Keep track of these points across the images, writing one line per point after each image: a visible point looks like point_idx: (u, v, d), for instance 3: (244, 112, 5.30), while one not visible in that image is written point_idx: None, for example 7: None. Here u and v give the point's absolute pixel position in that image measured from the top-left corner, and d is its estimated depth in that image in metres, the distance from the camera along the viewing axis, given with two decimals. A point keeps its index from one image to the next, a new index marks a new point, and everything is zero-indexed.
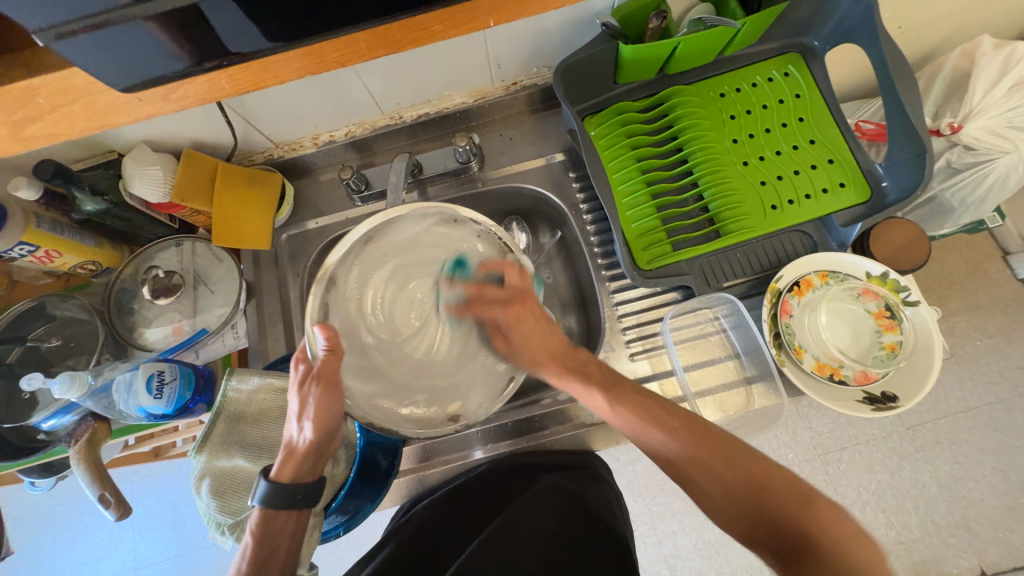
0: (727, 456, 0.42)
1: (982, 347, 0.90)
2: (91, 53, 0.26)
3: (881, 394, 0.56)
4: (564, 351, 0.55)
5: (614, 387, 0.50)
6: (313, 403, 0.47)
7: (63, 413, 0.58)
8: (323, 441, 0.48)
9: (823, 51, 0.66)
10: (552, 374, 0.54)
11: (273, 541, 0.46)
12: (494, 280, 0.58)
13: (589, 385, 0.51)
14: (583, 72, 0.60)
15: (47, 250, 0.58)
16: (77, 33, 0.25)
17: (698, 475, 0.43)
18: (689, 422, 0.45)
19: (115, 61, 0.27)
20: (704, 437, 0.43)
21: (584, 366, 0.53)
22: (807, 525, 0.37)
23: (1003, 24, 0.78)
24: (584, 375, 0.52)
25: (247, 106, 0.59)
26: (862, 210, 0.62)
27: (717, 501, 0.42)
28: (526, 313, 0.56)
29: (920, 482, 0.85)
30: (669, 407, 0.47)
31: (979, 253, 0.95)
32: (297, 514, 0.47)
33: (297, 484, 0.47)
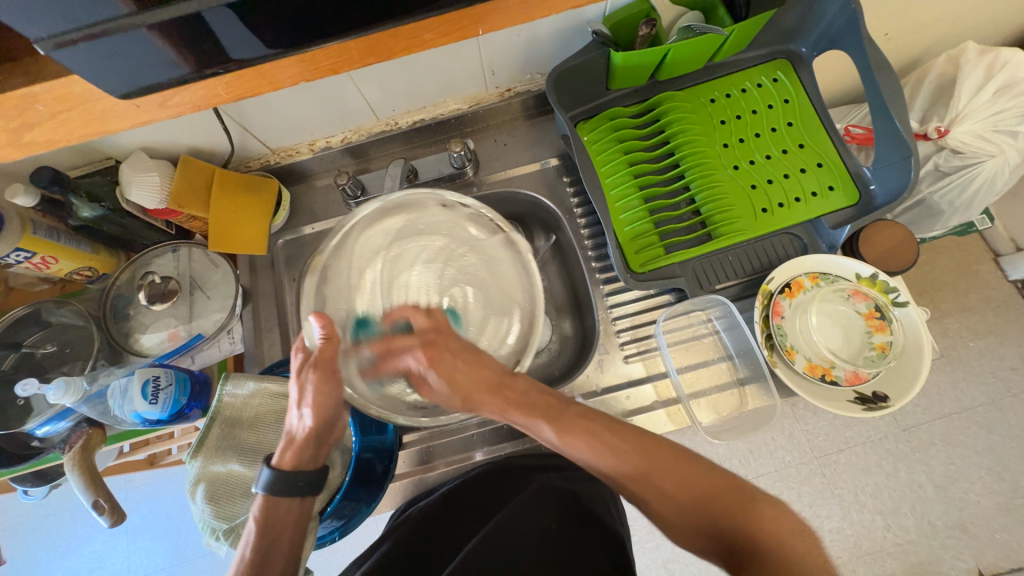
0: (666, 474, 0.43)
1: (974, 348, 0.91)
2: (93, 60, 0.29)
3: (872, 393, 0.57)
4: (499, 381, 0.51)
5: (562, 405, 0.49)
6: (315, 390, 0.48)
7: (58, 419, 0.58)
8: (324, 428, 0.48)
9: (811, 57, 0.67)
10: (495, 407, 0.51)
11: (276, 528, 0.45)
12: (402, 330, 0.56)
13: (530, 414, 0.49)
14: (576, 79, 0.61)
15: (44, 256, 0.58)
16: (78, 42, 0.27)
17: (645, 495, 0.44)
18: (640, 444, 0.45)
19: (116, 67, 0.29)
20: (653, 458, 0.44)
21: (525, 396, 0.50)
22: (743, 530, 0.39)
23: (987, 30, 0.80)
24: (527, 404, 0.49)
25: (244, 113, 0.60)
26: (851, 212, 0.63)
27: (670, 519, 0.42)
28: (439, 352, 0.53)
29: (916, 483, 0.85)
30: (619, 430, 0.46)
31: (969, 255, 0.96)
32: (300, 501, 0.47)
33: (299, 472, 0.47)
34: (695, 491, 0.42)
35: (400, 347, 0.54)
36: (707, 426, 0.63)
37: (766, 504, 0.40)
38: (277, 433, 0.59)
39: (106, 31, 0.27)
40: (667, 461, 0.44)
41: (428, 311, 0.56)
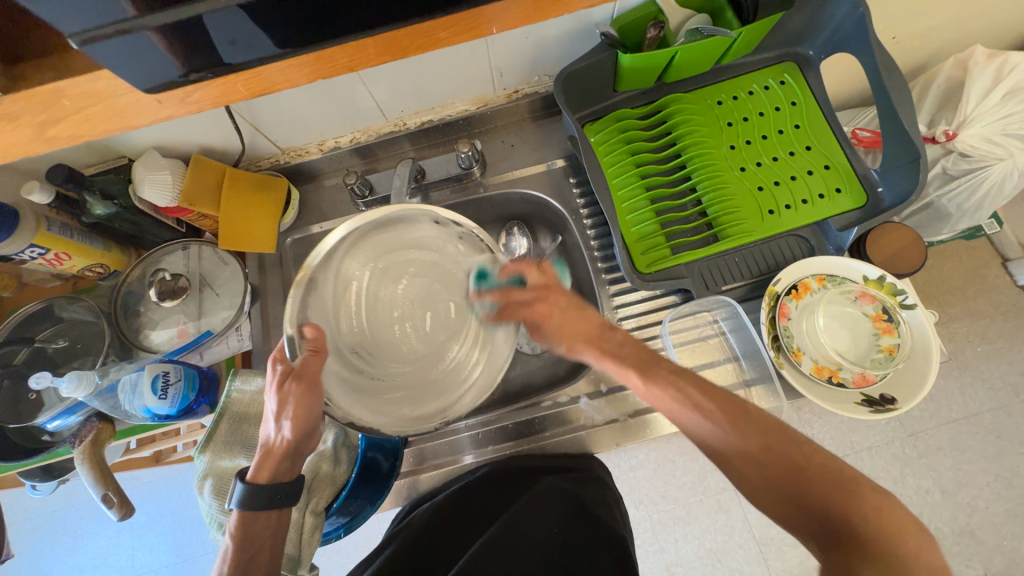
0: (764, 439, 0.40)
1: (983, 353, 0.90)
2: (115, 57, 0.27)
3: (879, 396, 0.56)
4: (600, 330, 0.52)
5: (648, 359, 0.48)
6: (294, 405, 0.46)
7: (68, 414, 0.58)
8: (300, 440, 0.48)
9: (818, 60, 0.67)
10: (590, 357, 0.51)
11: (256, 541, 0.46)
12: (516, 283, 0.55)
13: (621, 363, 0.48)
14: (583, 80, 0.62)
15: (57, 252, 0.59)
16: (105, 37, 0.25)
17: (734, 458, 0.40)
18: (732, 406, 0.42)
19: (142, 64, 0.28)
20: (741, 420, 0.41)
21: (620, 347, 0.50)
22: (843, 512, 0.36)
23: (996, 34, 0.79)
24: (624, 354, 0.49)
25: (256, 112, 0.61)
26: (858, 214, 0.63)
27: (756, 485, 0.40)
28: (551, 305, 0.53)
29: (923, 489, 0.84)
30: (706, 388, 0.44)
31: (978, 259, 0.96)
32: (278, 513, 0.48)
33: (277, 485, 0.48)
34: (800, 465, 0.38)
35: (519, 298, 0.55)
36: None
37: (867, 486, 0.36)
38: None
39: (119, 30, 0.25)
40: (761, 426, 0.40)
41: (540, 266, 0.55)
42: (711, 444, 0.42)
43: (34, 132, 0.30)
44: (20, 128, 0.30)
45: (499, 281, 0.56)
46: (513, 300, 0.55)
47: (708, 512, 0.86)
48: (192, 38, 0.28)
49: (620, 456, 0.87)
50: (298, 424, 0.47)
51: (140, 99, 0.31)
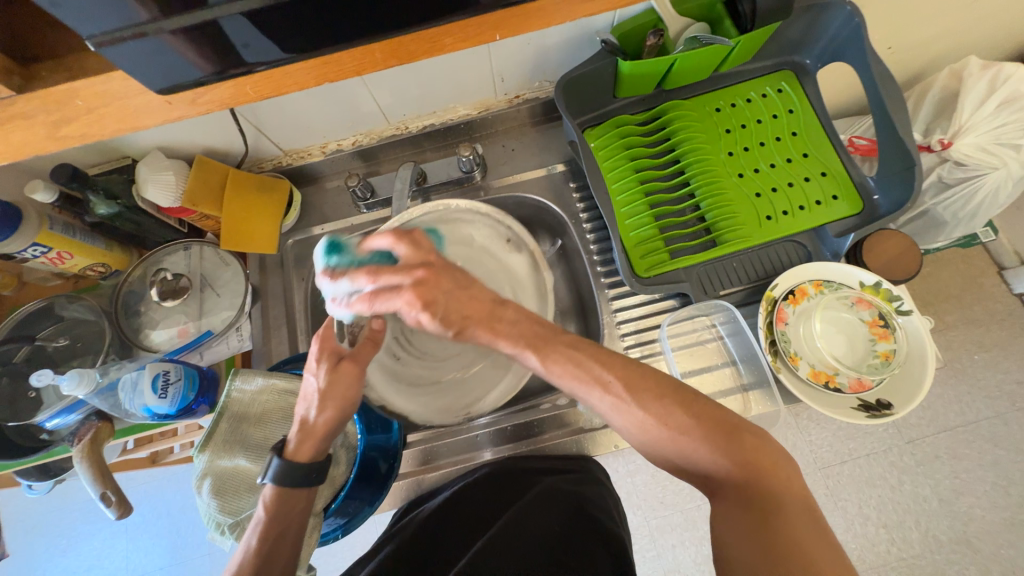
0: (648, 400, 0.41)
1: (979, 361, 0.90)
2: (134, 59, 0.27)
3: (876, 401, 0.57)
4: (491, 308, 0.47)
5: (539, 338, 0.45)
6: (343, 387, 0.47)
7: (68, 412, 0.59)
8: (340, 422, 0.48)
9: (815, 68, 0.68)
10: (484, 339, 0.47)
11: (285, 519, 0.46)
12: (380, 259, 0.48)
13: (516, 342, 0.46)
14: (584, 86, 0.63)
15: (60, 251, 0.59)
16: (127, 39, 0.26)
17: (630, 415, 0.41)
18: (630, 375, 0.42)
19: (156, 66, 0.28)
20: (637, 386, 0.41)
21: (513, 325, 0.46)
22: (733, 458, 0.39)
23: (990, 45, 0.81)
24: (516, 334, 0.46)
25: (259, 114, 0.61)
26: (855, 221, 0.63)
27: (646, 443, 0.42)
28: (432, 284, 0.46)
29: (920, 497, 0.85)
30: (604, 358, 0.43)
31: (974, 268, 0.96)
32: (307, 494, 0.47)
33: (315, 462, 0.46)
34: (686, 423, 0.40)
35: (387, 275, 0.46)
36: None
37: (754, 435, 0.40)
38: (283, 430, 0.59)
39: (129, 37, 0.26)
40: (650, 390, 0.41)
41: (411, 237, 0.48)
42: (610, 414, 0.42)
43: (46, 131, 0.30)
44: (34, 128, 0.30)
45: (359, 257, 0.48)
46: (379, 273, 0.46)
47: (705, 517, 0.86)
48: (205, 42, 0.28)
49: (618, 461, 0.87)
50: (344, 405, 0.47)
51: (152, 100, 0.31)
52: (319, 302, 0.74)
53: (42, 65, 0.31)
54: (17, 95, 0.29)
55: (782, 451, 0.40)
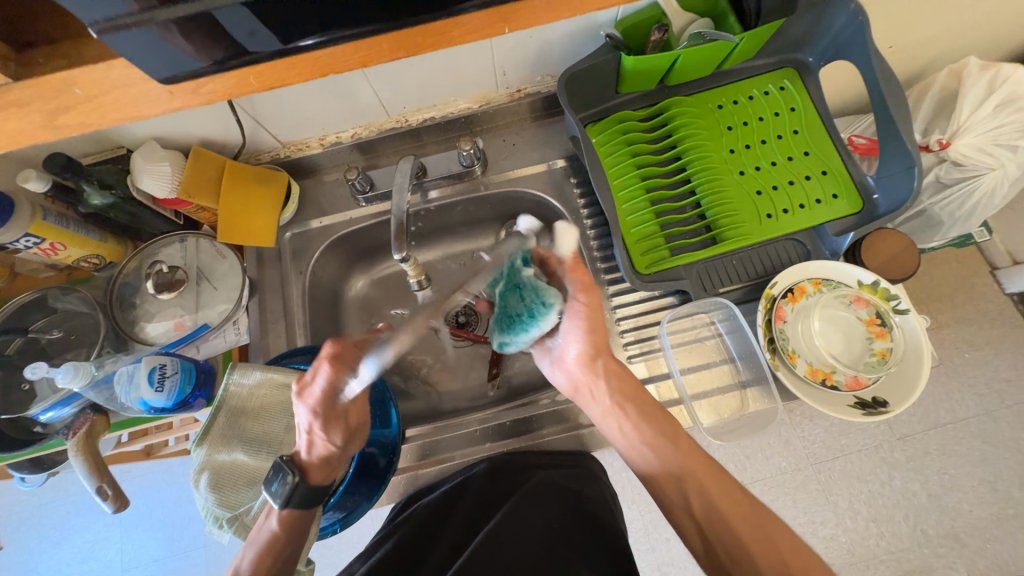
0: (756, 522, 0.47)
1: (970, 359, 0.92)
2: (135, 47, 0.26)
3: (872, 399, 0.57)
4: (620, 368, 0.55)
5: (665, 433, 0.52)
6: (330, 404, 0.51)
7: (62, 405, 0.58)
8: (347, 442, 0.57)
9: (817, 67, 0.68)
10: (621, 395, 0.54)
11: (295, 533, 0.50)
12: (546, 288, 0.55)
13: (653, 418, 0.54)
14: (587, 81, 0.62)
15: (52, 242, 0.58)
16: (129, 27, 0.25)
17: (728, 523, 0.47)
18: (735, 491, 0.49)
19: (157, 55, 0.27)
20: (738, 513, 0.47)
21: (641, 398, 0.55)
22: None
23: (990, 45, 0.81)
24: (654, 415, 0.54)
25: (258, 105, 0.61)
26: (854, 220, 0.64)
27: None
28: (596, 330, 0.53)
29: (910, 492, 0.86)
30: (717, 473, 0.50)
31: (967, 267, 0.98)
32: (304, 516, 0.51)
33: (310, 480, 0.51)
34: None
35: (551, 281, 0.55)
36: (707, 427, 0.64)
37: None
38: (282, 424, 0.59)
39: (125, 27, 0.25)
40: (748, 513, 0.47)
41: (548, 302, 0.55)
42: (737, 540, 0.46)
43: (44, 119, 0.29)
44: (29, 116, 0.29)
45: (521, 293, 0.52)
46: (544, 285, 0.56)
47: None
48: (204, 31, 0.27)
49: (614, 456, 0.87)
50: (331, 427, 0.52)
51: (152, 88, 0.30)
52: (316, 296, 0.74)
53: (37, 51, 0.30)
54: (12, 82, 0.28)
55: None
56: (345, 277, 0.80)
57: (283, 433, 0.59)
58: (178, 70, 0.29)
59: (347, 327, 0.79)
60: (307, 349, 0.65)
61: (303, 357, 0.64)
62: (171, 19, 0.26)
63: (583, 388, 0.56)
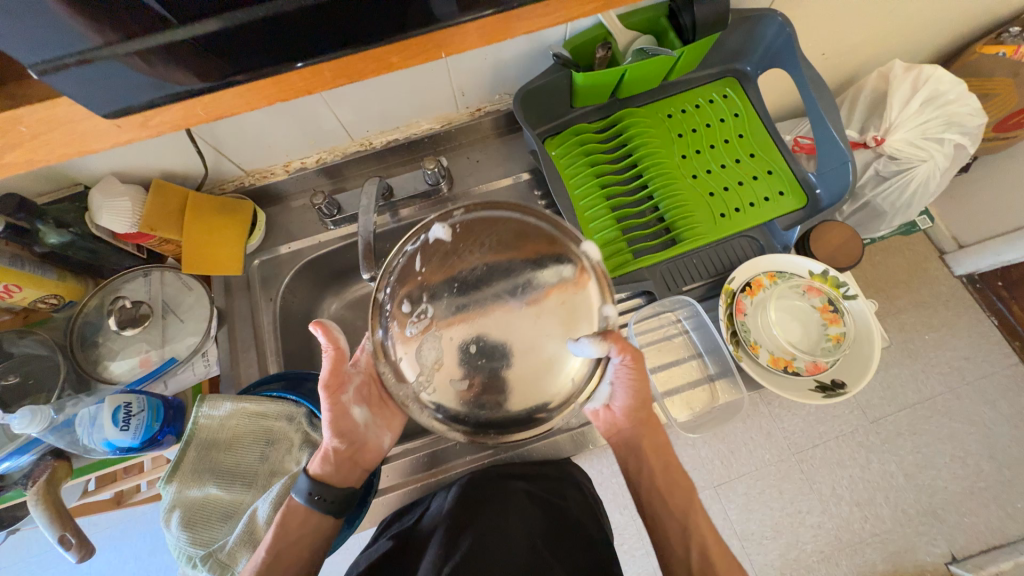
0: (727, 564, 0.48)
1: (929, 340, 0.97)
2: (83, 85, 0.27)
3: (831, 381, 0.60)
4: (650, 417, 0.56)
5: (674, 470, 0.54)
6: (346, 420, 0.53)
7: (19, 453, 0.56)
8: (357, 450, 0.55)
9: (755, 75, 0.73)
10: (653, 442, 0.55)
11: (299, 529, 0.50)
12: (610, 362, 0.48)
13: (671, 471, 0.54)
14: (541, 97, 0.65)
15: (7, 284, 0.57)
16: (71, 66, 0.26)
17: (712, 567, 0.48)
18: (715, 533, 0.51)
19: (107, 90, 0.28)
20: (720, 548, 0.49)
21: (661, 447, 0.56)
22: None
23: (911, 49, 0.88)
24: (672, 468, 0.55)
25: (218, 135, 0.61)
26: (801, 214, 0.68)
27: None
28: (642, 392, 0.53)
29: (888, 473, 0.89)
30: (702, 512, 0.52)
31: (918, 254, 1.04)
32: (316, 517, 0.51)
33: (321, 487, 0.51)
34: None
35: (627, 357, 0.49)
36: (682, 421, 0.66)
37: None
38: (256, 454, 0.58)
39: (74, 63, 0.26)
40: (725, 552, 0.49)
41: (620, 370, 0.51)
42: None
43: None
44: None
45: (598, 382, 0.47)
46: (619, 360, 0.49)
47: None
48: (152, 64, 0.28)
49: (602, 462, 0.88)
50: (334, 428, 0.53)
51: (101, 123, 0.30)
52: (288, 322, 0.73)
53: None
54: None
55: None
56: (318, 301, 0.80)
57: (256, 463, 0.57)
58: (129, 103, 0.30)
59: (322, 351, 0.79)
60: (281, 375, 0.64)
61: (276, 384, 0.63)
62: (116, 55, 0.26)
63: (617, 435, 0.57)
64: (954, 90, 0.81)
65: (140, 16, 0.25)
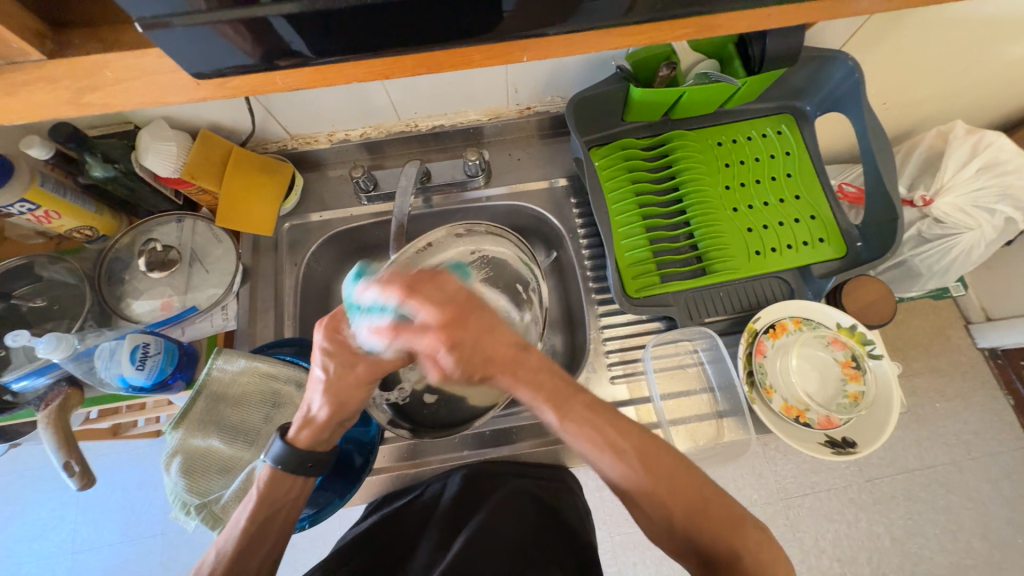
0: (649, 470, 0.43)
1: (940, 409, 0.94)
2: (179, 44, 0.28)
3: (841, 438, 0.59)
4: (508, 356, 0.46)
5: (546, 376, 0.46)
6: (343, 395, 0.47)
7: (37, 375, 0.56)
8: (343, 417, 0.49)
9: (814, 115, 0.71)
10: (506, 381, 0.46)
11: (275, 504, 0.46)
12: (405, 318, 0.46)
13: (535, 393, 0.45)
14: (595, 106, 0.64)
15: (48, 210, 0.58)
16: (172, 24, 0.26)
17: (641, 504, 0.43)
18: (642, 449, 0.43)
19: (198, 52, 0.28)
20: (602, 429, 0.44)
21: (535, 374, 0.46)
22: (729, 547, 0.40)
23: (976, 112, 0.86)
24: (536, 382, 0.45)
25: (272, 98, 0.61)
26: (837, 264, 0.67)
27: (662, 522, 0.43)
28: (459, 327, 0.45)
29: (875, 534, 0.88)
30: (621, 427, 0.44)
31: (943, 319, 1.02)
32: (302, 481, 0.48)
33: (311, 453, 0.47)
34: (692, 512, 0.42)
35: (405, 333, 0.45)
36: (683, 452, 0.65)
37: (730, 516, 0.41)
38: (260, 414, 0.58)
39: (173, 22, 0.26)
40: (605, 426, 0.44)
41: (422, 294, 0.45)
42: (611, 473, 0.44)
43: (71, 96, 0.30)
44: (56, 91, 0.30)
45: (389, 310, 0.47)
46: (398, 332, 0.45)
47: None
48: (250, 35, 0.28)
49: (589, 475, 0.88)
50: (347, 407, 0.48)
51: (181, 78, 0.31)
52: (308, 289, 0.74)
53: (75, 32, 0.30)
54: (46, 59, 0.29)
55: (745, 517, 0.42)
56: (339, 272, 0.80)
57: (260, 423, 0.58)
58: (216, 67, 0.30)
59: None
60: (294, 340, 0.64)
61: (289, 348, 0.64)
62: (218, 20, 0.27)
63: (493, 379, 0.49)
64: (1013, 161, 0.79)
65: None
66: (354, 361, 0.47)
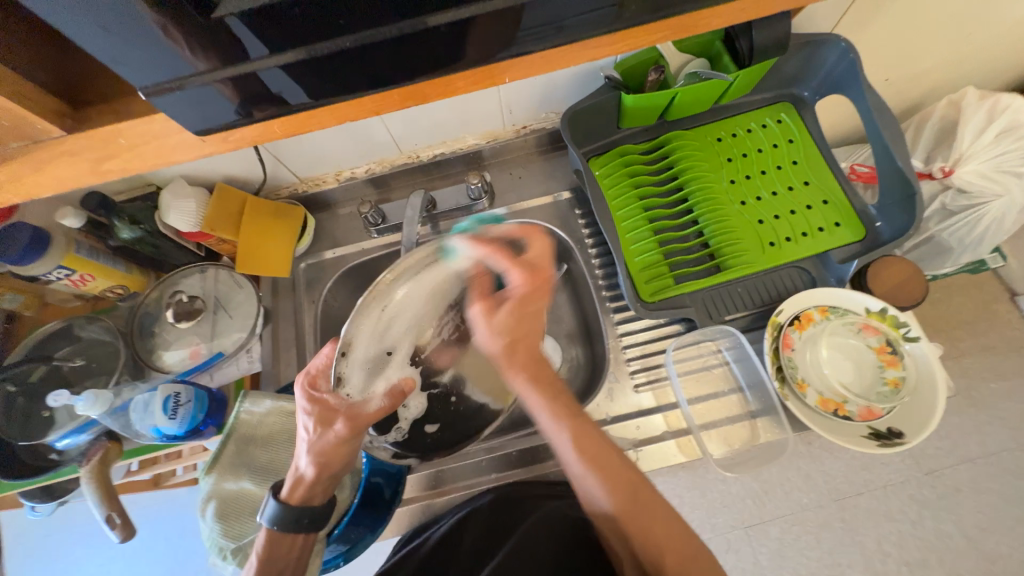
0: (639, 512, 0.45)
1: (997, 390, 0.88)
2: (179, 108, 0.30)
3: (886, 429, 0.56)
4: (537, 353, 0.52)
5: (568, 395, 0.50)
6: (327, 454, 0.47)
7: (79, 432, 0.60)
8: (335, 472, 0.49)
9: (813, 101, 0.70)
10: (521, 375, 0.50)
11: (280, 560, 0.46)
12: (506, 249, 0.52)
13: (551, 395, 0.50)
14: (589, 118, 0.65)
15: (82, 274, 0.61)
16: (171, 90, 0.29)
17: (632, 536, 0.44)
18: (638, 487, 0.46)
19: (199, 113, 0.30)
20: (608, 462, 0.47)
21: (554, 381, 0.51)
22: None
23: (986, 76, 0.83)
24: (560, 396, 0.50)
25: (280, 146, 0.65)
26: (858, 247, 0.64)
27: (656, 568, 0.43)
28: (533, 299, 0.51)
29: (943, 532, 0.81)
30: (621, 463, 0.47)
31: (984, 294, 0.96)
32: (303, 538, 0.48)
33: (307, 508, 0.47)
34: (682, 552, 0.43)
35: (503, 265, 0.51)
36: (718, 458, 0.63)
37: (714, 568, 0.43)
38: (289, 453, 0.59)
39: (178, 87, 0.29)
40: (614, 462, 0.47)
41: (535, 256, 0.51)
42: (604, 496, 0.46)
43: (91, 165, 0.32)
44: (79, 162, 0.32)
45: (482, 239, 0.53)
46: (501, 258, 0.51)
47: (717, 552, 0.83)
48: (248, 90, 0.30)
49: None
50: (333, 466, 0.48)
51: (187, 137, 0.33)
52: (328, 325, 0.76)
53: (93, 107, 0.33)
54: (67, 134, 0.32)
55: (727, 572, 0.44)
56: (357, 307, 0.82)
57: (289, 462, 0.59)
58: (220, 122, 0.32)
59: None
60: None
61: None
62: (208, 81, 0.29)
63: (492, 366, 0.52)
64: None
65: (245, 46, 0.28)
66: (331, 411, 0.48)
